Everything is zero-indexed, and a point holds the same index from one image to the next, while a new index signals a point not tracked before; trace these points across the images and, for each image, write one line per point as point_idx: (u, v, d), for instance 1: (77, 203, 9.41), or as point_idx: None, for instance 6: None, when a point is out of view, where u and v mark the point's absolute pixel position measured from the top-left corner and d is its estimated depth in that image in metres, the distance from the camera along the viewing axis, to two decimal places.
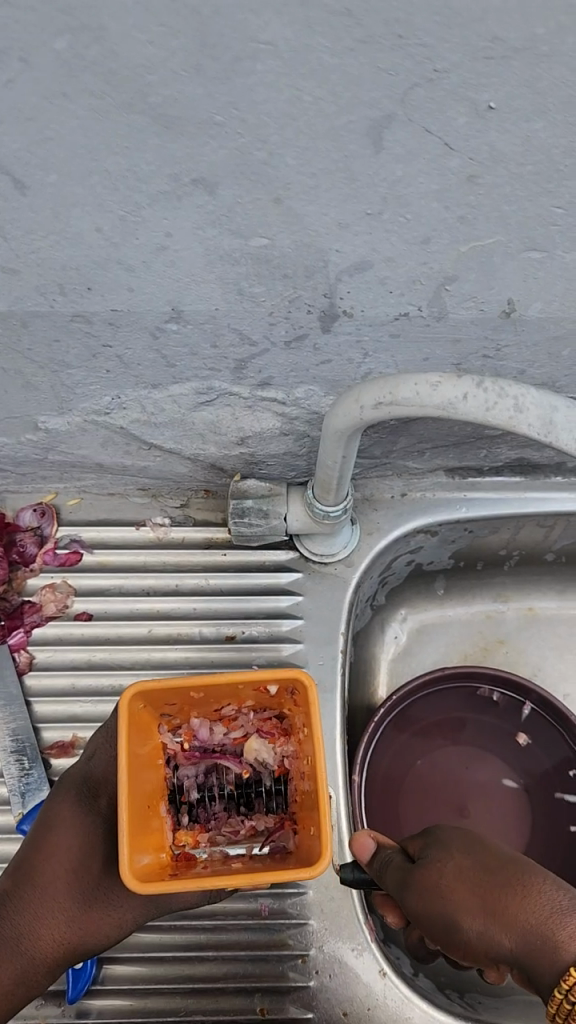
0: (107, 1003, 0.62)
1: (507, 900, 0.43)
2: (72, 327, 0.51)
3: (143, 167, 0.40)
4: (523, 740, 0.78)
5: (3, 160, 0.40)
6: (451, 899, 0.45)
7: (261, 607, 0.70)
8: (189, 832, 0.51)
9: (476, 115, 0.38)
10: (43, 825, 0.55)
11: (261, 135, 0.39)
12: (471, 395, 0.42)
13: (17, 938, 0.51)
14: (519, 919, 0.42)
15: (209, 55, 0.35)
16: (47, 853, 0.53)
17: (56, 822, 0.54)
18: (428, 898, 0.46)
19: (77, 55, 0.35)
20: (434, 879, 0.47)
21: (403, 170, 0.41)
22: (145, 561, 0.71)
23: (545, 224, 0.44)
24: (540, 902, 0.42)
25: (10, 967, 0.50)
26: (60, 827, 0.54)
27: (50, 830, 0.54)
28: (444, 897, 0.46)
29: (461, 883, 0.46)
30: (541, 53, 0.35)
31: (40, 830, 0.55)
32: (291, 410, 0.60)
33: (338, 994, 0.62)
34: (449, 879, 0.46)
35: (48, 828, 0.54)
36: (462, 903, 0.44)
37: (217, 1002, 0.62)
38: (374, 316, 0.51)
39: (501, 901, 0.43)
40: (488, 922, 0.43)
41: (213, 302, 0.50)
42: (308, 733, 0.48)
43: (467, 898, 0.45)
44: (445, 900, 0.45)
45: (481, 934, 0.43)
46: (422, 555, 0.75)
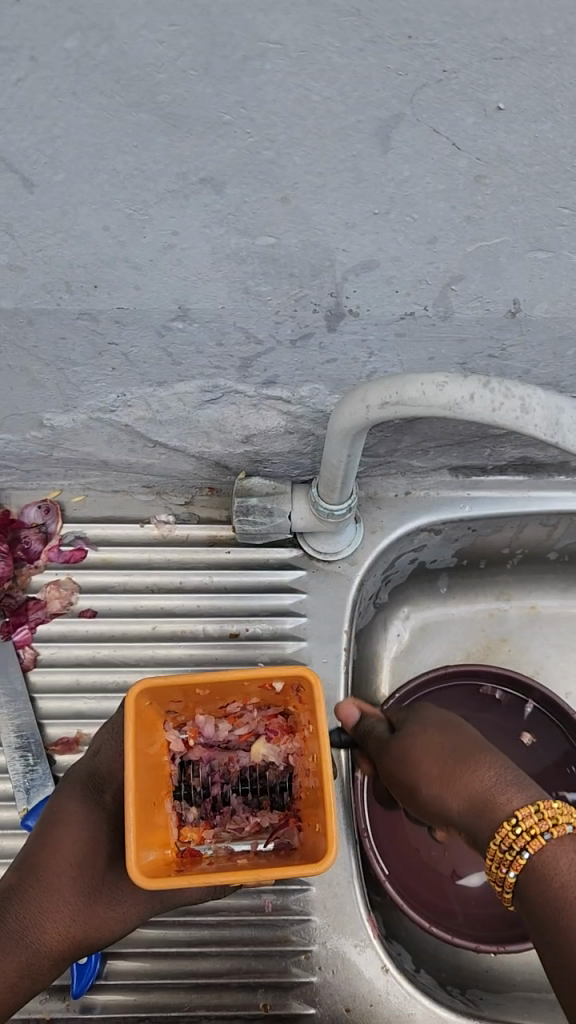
0: (112, 998, 0.62)
1: (464, 774, 0.49)
2: (79, 325, 0.52)
3: (151, 166, 0.41)
4: (526, 740, 0.78)
5: (12, 158, 0.40)
6: (419, 770, 0.52)
7: (265, 604, 0.70)
8: (194, 827, 0.51)
9: (484, 116, 0.38)
10: (49, 822, 0.55)
11: (269, 135, 0.39)
12: (478, 396, 0.42)
13: (23, 930, 0.50)
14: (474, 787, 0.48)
15: (218, 55, 0.35)
16: (52, 848, 0.53)
17: (61, 818, 0.55)
18: (405, 768, 0.54)
19: (86, 53, 0.35)
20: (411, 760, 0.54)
21: (410, 170, 0.41)
22: (150, 559, 0.71)
23: (551, 224, 0.45)
24: (488, 776, 0.48)
25: (16, 957, 0.49)
26: (65, 823, 0.54)
27: (55, 826, 0.54)
28: (420, 776, 0.52)
29: (430, 761, 0.52)
30: (549, 54, 0.36)
31: (47, 826, 0.55)
32: (296, 408, 0.61)
33: (341, 989, 0.62)
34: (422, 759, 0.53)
35: (54, 824, 0.55)
36: (435, 764, 0.51)
37: (221, 997, 0.63)
38: (380, 316, 0.51)
39: (457, 778, 0.49)
40: (445, 786, 0.49)
41: (219, 301, 0.50)
42: (314, 730, 0.48)
43: (431, 770, 0.51)
44: (418, 773, 0.52)
45: (442, 803, 0.49)
46: (425, 554, 0.76)
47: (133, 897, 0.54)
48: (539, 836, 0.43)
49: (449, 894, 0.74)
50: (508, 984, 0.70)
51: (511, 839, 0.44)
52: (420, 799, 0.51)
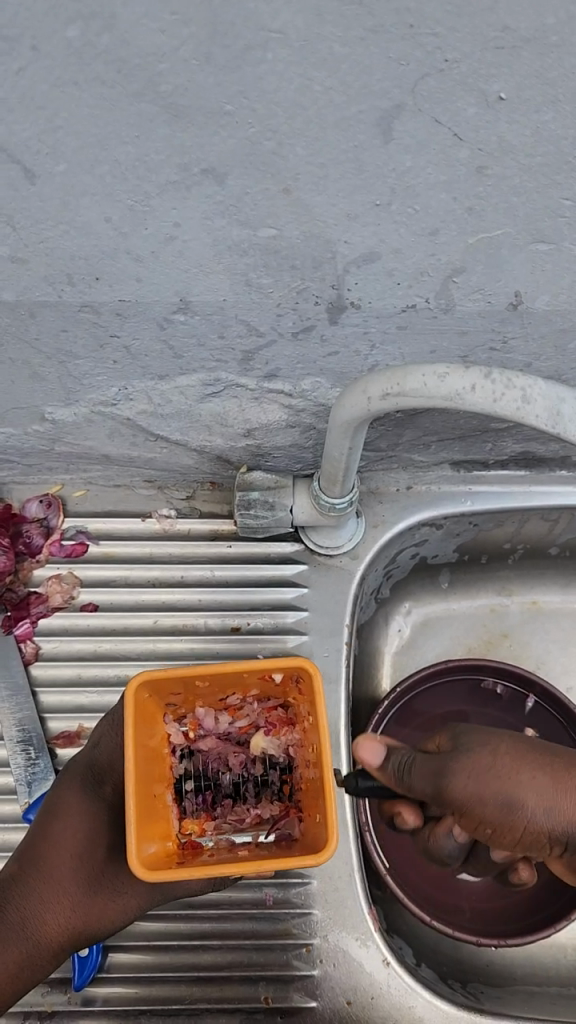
0: (112, 992, 0.62)
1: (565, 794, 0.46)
2: (80, 317, 0.52)
3: (153, 157, 0.41)
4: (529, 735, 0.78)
5: (13, 149, 0.40)
6: (509, 782, 0.47)
7: (266, 598, 0.70)
8: (195, 819, 0.51)
9: (486, 106, 0.38)
10: (49, 811, 0.55)
11: (270, 126, 0.39)
12: (479, 387, 0.42)
13: (23, 921, 0.52)
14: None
15: (219, 44, 0.35)
16: (52, 839, 0.54)
17: (62, 809, 0.54)
18: (483, 785, 0.47)
19: (88, 43, 0.35)
20: (496, 772, 0.47)
21: (412, 160, 0.41)
22: (151, 553, 0.71)
23: (553, 215, 0.45)
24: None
25: (16, 949, 0.51)
26: (66, 812, 0.54)
27: (55, 816, 0.54)
28: (497, 776, 0.47)
29: (515, 763, 0.47)
30: (550, 44, 0.36)
31: (47, 815, 0.55)
32: (298, 402, 0.61)
33: (342, 983, 0.62)
34: (507, 766, 0.47)
35: (54, 815, 0.54)
36: (514, 799, 0.46)
37: (222, 991, 0.62)
38: (382, 308, 0.51)
39: (552, 790, 0.46)
40: (550, 797, 0.46)
41: (221, 293, 0.50)
42: (314, 720, 0.48)
43: (527, 777, 0.47)
44: (502, 788, 0.46)
45: (551, 811, 0.46)
46: (427, 548, 0.76)
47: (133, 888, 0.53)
48: None
49: (450, 889, 0.74)
50: (509, 978, 0.70)
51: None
52: (513, 807, 0.46)
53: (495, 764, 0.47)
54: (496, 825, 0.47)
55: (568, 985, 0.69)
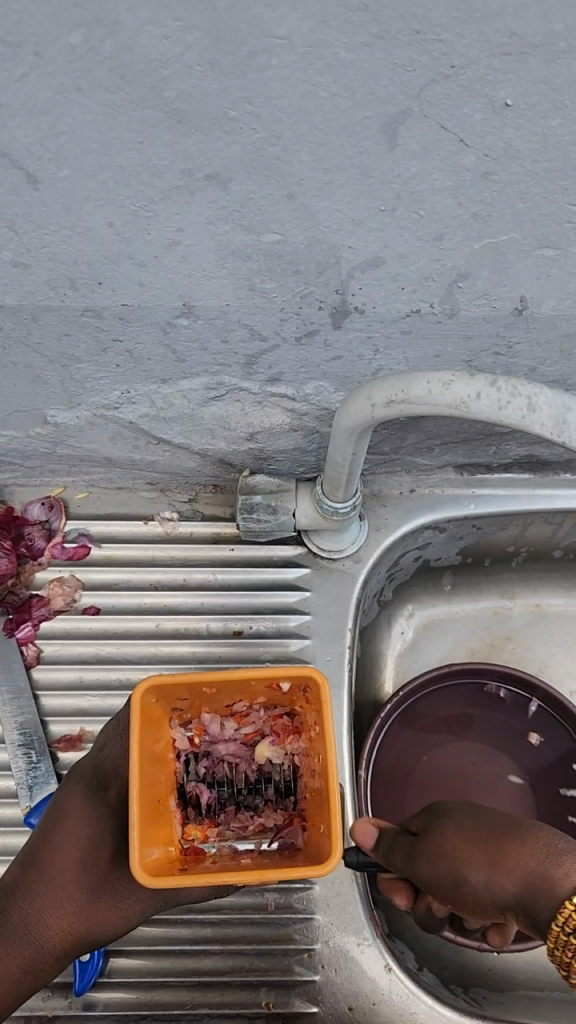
0: (114, 996, 0.62)
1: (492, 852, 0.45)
2: (83, 322, 0.51)
3: (156, 162, 0.40)
4: (534, 741, 0.78)
5: (16, 154, 0.40)
6: (462, 860, 0.46)
7: (269, 602, 0.70)
8: (198, 825, 0.51)
9: (492, 112, 0.38)
10: (53, 816, 0.55)
11: (275, 131, 0.39)
12: (484, 394, 0.42)
13: (26, 927, 0.52)
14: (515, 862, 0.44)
15: (224, 50, 0.35)
16: (55, 845, 0.53)
17: (66, 815, 0.54)
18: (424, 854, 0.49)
19: (92, 49, 0.35)
20: (449, 849, 0.47)
21: (417, 166, 0.41)
22: (154, 555, 0.71)
23: (559, 221, 0.44)
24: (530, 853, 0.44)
25: (16, 955, 0.51)
26: (70, 818, 0.54)
27: (59, 821, 0.54)
28: (448, 853, 0.47)
29: (465, 846, 0.47)
30: (558, 49, 0.35)
31: (53, 819, 0.55)
32: (301, 406, 0.60)
33: (344, 988, 0.62)
34: (457, 846, 0.47)
35: (58, 820, 0.54)
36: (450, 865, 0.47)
37: (223, 996, 0.62)
38: (386, 313, 0.51)
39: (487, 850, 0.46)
40: (492, 872, 0.45)
41: (224, 297, 0.50)
42: (320, 731, 0.48)
43: (475, 855, 0.46)
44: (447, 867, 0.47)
45: (487, 883, 0.45)
46: (430, 551, 0.75)
47: (136, 895, 0.52)
48: None
49: None
50: (510, 983, 0.69)
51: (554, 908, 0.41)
52: (462, 886, 0.46)
53: (438, 844, 0.48)
54: (457, 901, 0.47)
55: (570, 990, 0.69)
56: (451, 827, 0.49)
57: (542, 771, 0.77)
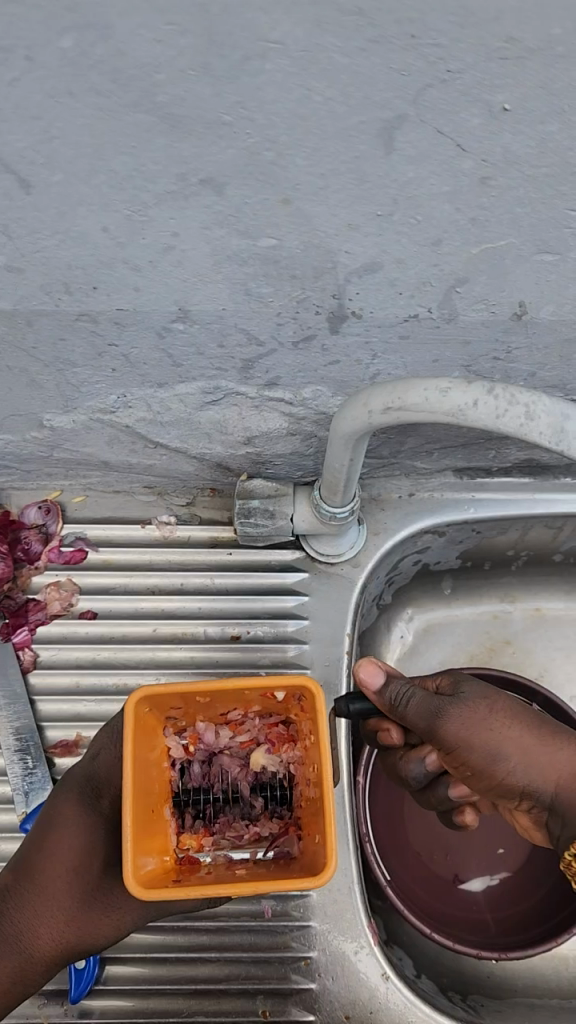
0: (110, 1003, 0.62)
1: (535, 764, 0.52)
2: (78, 326, 0.51)
3: (150, 167, 0.40)
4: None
5: (8, 159, 0.39)
6: (499, 736, 0.52)
7: (267, 606, 0.70)
8: (193, 835, 0.51)
9: (490, 117, 0.38)
10: (45, 822, 0.54)
11: (270, 136, 0.38)
12: (481, 402, 0.41)
13: (16, 935, 0.51)
14: (523, 754, 0.52)
15: (217, 54, 0.34)
16: (48, 852, 0.52)
17: (57, 822, 0.53)
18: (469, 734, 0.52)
19: (83, 53, 0.34)
20: (491, 730, 0.52)
21: (414, 171, 0.40)
22: (151, 559, 0.71)
23: (558, 226, 0.44)
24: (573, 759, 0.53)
25: (9, 963, 0.51)
26: (62, 824, 0.53)
27: (51, 828, 0.53)
28: (489, 732, 0.52)
29: (505, 725, 0.52)
30: (557, 54, 0.35)
31: (44, 826, 0.54)
32: (299, 410, 0.60)
33: (341, 996, 0.62)
34: (499, 723, 0.52)
35: (50, 826, 0.53)
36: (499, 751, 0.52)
37: (220, 1003, 0.62)
38: (383, 318, 0.50)
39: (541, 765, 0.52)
40: (530, 755, 0.52)
41: (220, 302, 0.49)
42: (316, 741, 0.48)
43: (512, 734, 0.52)
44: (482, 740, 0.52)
45: (525, 769, 0.52)
46: (429, 554, 0.75)
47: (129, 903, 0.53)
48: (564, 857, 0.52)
49: (451, 900, 0.74)
50: (509, 990, 0.69)
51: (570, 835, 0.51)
52: (497, 759, 0.52)
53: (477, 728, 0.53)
54: (479, 772, 0.52)
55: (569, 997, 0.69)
56: (477, 709, 0.53)
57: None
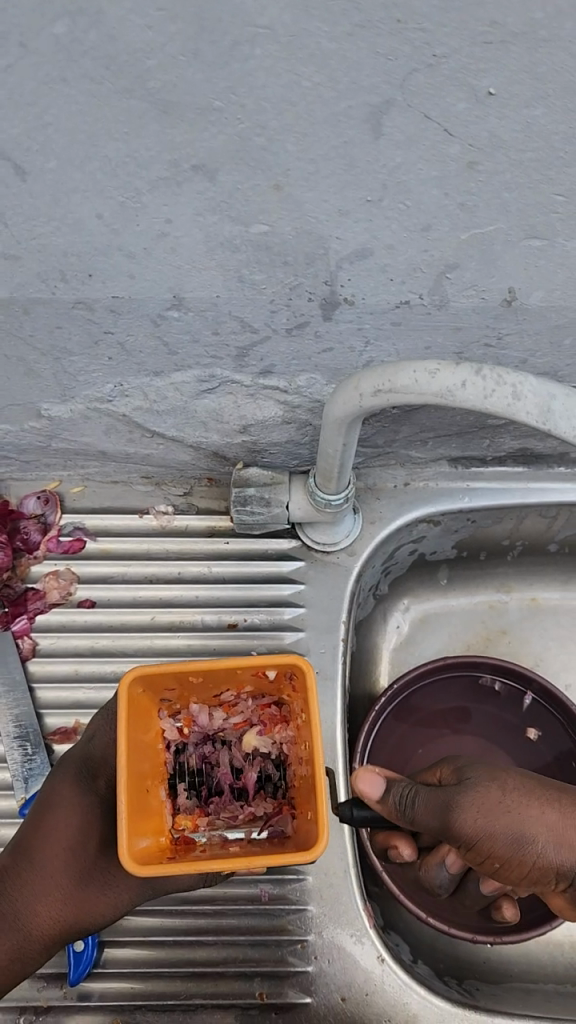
0: (109, 986, 0.62)
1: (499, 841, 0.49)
2: (74, 314, 0.52)
3: (143, 154, 0.41)
4: (531, 736, 0.78)
5: (3, 146, 0.40)
6: (520, 817, 0.49)
7: (263, 595, 0.70)
8: (188, 816, 0.51)
9: (476, 101, 0.38)
10: (43, 803, 0.55)
11: (260, 122, 0.39)
12: (469, 383, 0.42)
13: (14, 912, 0.52)
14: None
15: (207, 39, 0.35)
16: (46, 832, 0.54)
17: (55, 801, 0.54)
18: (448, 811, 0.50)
19: (76, 39, 0.35)
20: (509, 803, 0.49)
21: (402, 156, 0.41)
22: (148, 549, 0.71)
23: (545, 211, 0.44)
24: None
25: (6, 942, 0.52)
26: (59, 805, 0.54)
27: (48, 808, 0.54)
28: (509, 811, 0.49)
29: (525, 799, 0.50)
30: (540, 38, 0.35)
31: (42, 808, 0.55)
32: (293, 398, 0.60)
33: (337, 979, 0.62)
34: (514, 798, 0.50)
35: (48, 807, 0.54)
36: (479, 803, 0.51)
37: (217, 986, 0.63)
38: (375, 305, 0.51)
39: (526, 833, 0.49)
40: (561, 832, 0.49)
41: (214, 289, 0.50)
42: (306, 719, 0.48)
43: (535, 811, 0.49)
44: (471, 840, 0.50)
45: (556, 846, 0.49)
46: (425, 544, 0.75)
47: (127, 882, 0.53)
48: None
49: None
50: (505, 975, 0.70)
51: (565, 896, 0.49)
52: (524, 843, 0.49)
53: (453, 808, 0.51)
54: (506, 861, 0.49)
55: (564, 982, 0.69)
56: (496, 786, 0.50)
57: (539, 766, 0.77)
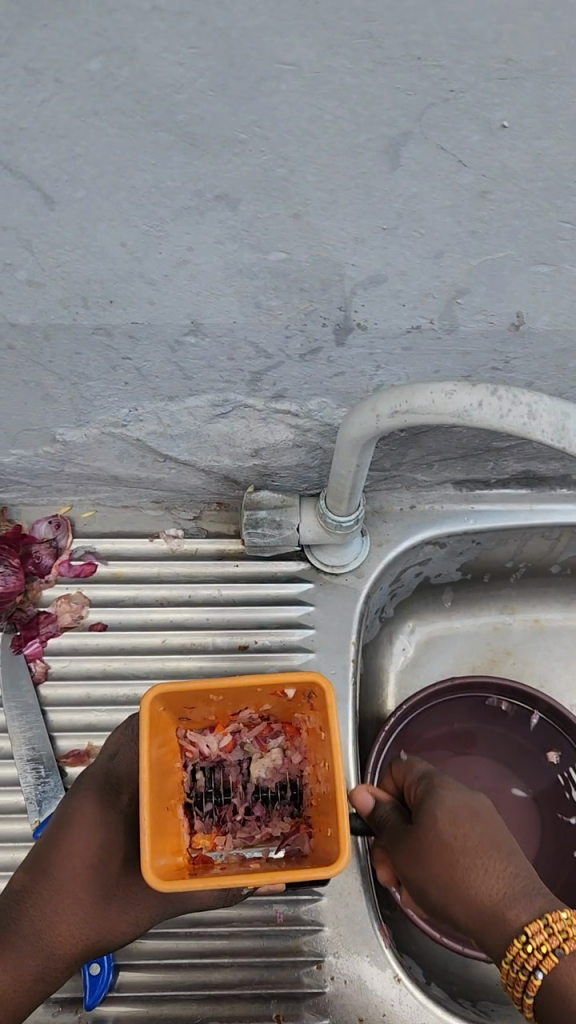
0: (123, 1010, 0.62)
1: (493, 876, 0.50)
2: (94, 340, 0.53)
3: (168, 184, 0.42)
4: (552, 760, 0.79)
5: (34, 177, 0.41)
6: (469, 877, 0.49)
7: (273, 617, 0.71)
8: (206, 834, 0.52)
9: (489, 133, 0.40)
10: (63, 818, 0.56)
11: (283, 154, 0.41)
12: (486, 402, 0.43)
13: (39, 934, 0.52)
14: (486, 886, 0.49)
15: (235, 75, 0.37)
16: (68, 848, 0.54)
17: (77, 817, 0.55)
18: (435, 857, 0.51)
19: (110, 76, 0.37)
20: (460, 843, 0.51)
21: (418, 186, 0.43)
22: (160, 572, 0.72)
23: (553, 238, 0.46)
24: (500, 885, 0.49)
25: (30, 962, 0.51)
26: (80, 822, 0.55)
27: (69, 825, 0.55)
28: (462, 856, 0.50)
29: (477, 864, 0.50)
30: (550, 74, 0.37)
31: (60, 824, 0.56)
32: (304, 421, 0.62)
33: (354, 1000, 0.62)
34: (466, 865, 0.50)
35: (69, 823, 0.55)
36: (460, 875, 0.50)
37: (233, 1008, 0.62)
38: (387, 329, 0.53)
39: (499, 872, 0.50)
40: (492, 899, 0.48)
41: (232, 315, 0.51)
42: (326, 737, 0.49)
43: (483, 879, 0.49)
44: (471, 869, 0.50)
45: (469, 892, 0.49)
46: (430, 567, 0.77)
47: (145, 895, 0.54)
48: (534, 971, 0.45)
49: None
50: None
51: (522, 960, 0.46)
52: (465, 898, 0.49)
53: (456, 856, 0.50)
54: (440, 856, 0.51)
55: None
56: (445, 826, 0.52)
57: (550, 788, 0.78)
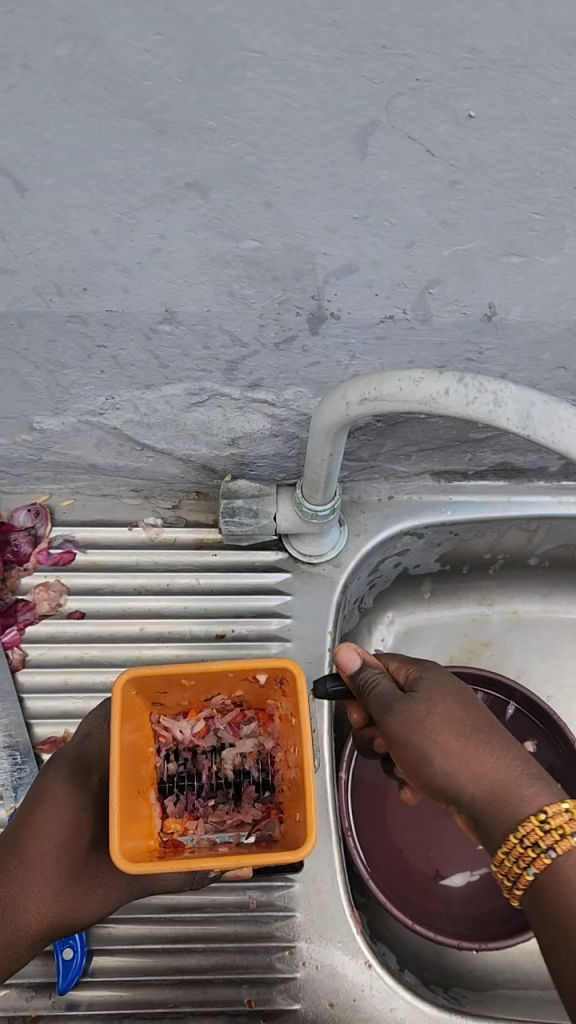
0: (98, 995, 0.62)
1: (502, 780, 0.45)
2: (68, 327, 0.53)
3: (138, 172, 0.42)
4: (529, 750, 0.79)
5: (4, 163, 0.42)
6: (426, 738, 0.48)
7: (250, 606, 0.72)
8: (177, 819, 0.52)
9: (457, 123, 0.40)
10: (35, 801, 0.56)
11: (252, 142, 0.41)
12: (452, 391, 0.43)
13: (3, 908, 0.52)
14: (453, 753, 0.46)
15: (202, 62, 0.37)
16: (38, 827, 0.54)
17: (47, 797, 0.55)
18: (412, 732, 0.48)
19: (77, 62, 0.37)
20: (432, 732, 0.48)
21: (386, 176, 0.43)
22: (138, 561, 0.72)
23: (523, 229, 0.47)
24: (511, 777, 0.45)
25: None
26: (52, 804, 0.55)
27: (41, 806, 0.55)
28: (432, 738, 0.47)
29: (449, 738, 0.47)
30: (515, 64, 0.38)
31: (32, 804, 0.56)
32: (281, 411, 0.62)
33: (325, 986, 0.63)
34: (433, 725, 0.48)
35: (41, 803, 0.55)
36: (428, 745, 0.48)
37: (205, 993, 0.63)
38: (361, 319, 0.53)
39: (471, 758, 0.46)
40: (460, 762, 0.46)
41: (205, 304, 0.51)
42: (297, 724, 0.50)
43: (444, 739, 0.47)
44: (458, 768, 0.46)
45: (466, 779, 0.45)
46: (408, 558, 0.77)
47: (113, 876, 0.55)
48: (546, 852, 0.40)
49: (434, 896, 0.74)
50: (490, 984, 0.70)
51: (536, 837, 0.41)
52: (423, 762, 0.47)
53: (424, 719, 0.49)
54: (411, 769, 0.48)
55: (549, 988, 0.71)
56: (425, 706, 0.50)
57: None
